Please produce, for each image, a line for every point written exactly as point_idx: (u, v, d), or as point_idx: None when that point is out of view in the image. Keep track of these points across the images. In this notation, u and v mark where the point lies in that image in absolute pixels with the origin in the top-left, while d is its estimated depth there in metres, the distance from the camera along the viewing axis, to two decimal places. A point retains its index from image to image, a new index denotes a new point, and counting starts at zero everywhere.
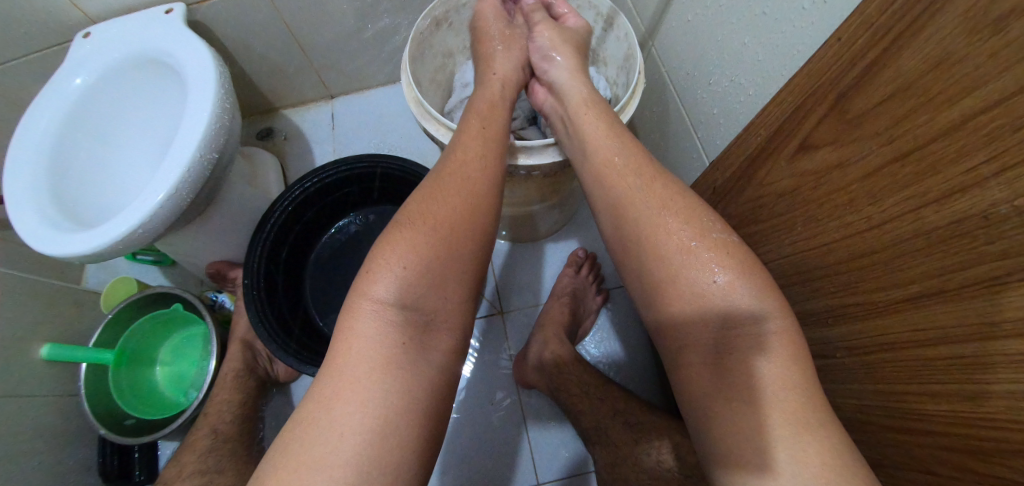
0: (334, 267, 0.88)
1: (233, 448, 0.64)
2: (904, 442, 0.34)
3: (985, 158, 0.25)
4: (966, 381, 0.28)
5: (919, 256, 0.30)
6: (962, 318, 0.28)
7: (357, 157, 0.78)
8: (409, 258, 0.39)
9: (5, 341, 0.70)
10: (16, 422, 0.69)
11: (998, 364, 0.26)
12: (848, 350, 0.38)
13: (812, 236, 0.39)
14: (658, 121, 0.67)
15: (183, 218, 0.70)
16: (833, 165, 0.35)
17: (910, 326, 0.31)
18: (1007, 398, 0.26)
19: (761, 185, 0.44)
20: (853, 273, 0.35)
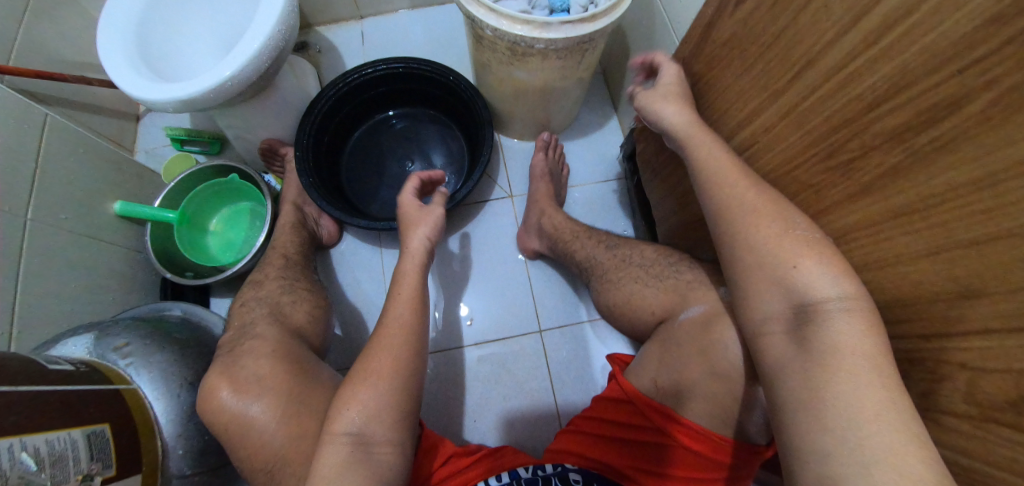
0: (366, 156, 1.03)
1: (302, 271, 0.80)
2: (797, 181, 0.55)
3: None
4: (830, 109, 0.48)
5: (803, 45, 0.50)
6: (827, 71, 0.48)
7: (389, 59, 0.93)
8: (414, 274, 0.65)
9: (84, 191, 0.82)
10: (98, 261, 0.81)
11: (845, 85, 0.46)
12: (766, 137, 0.58)
13: (744, 63, 0.59)
14: (644, 26, 0.88)
15: (254, 88, 0.83)
16: (754, 7, 0.55)
17: (800, 93, 0.51)
18: (849, 104, 0.46)
19: (711, 40, 0.64)
20: (768, 75, 0.55)
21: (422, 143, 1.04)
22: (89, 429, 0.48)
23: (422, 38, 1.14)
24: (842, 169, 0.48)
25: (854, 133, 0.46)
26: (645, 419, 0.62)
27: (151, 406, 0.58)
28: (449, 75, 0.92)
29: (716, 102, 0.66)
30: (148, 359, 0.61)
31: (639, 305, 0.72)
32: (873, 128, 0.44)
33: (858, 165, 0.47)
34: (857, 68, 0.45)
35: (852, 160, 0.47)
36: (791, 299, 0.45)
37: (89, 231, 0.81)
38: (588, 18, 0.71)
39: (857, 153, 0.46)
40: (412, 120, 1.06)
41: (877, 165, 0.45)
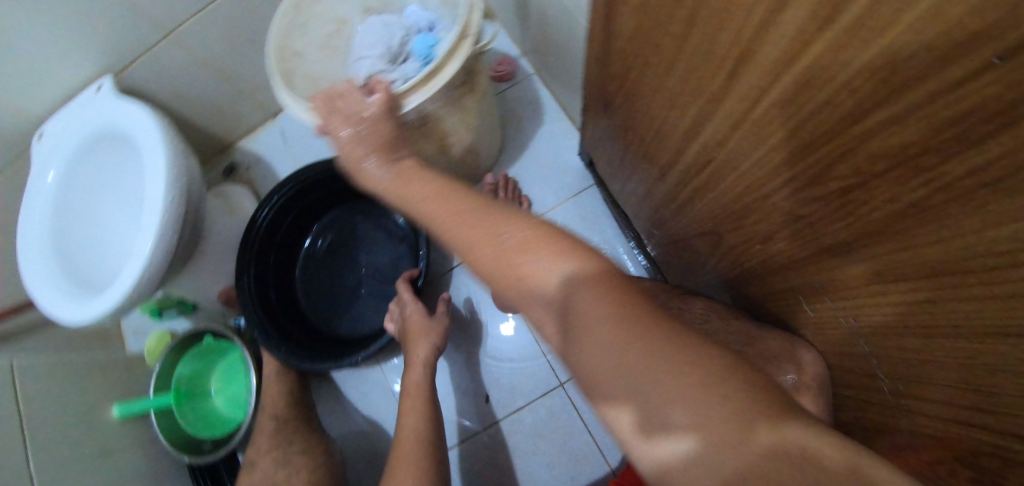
0: (321, 269, 0.94)
1: (297, 426, 0.75)
2: (778, 213, 0.38)
3: None
4: (788, 119, 0.32)
5: (722, 35, 0.33)
6: (767, 68, 0.31)
7: (293, 175, 0.85)
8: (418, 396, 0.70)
9: (82, 412, 0.82)
10: (120, 471, 0.81)
11: (799, 87, 0.29)
12: (723, 155, 0.41)
13: (664, 63, 0.42)
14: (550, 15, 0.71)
15: (181, 256, 0.78)
16: None
17: (744, 98, 0.35)
18: (812, 113, 0.29)
19: (616, 36, 0.49)
20: (697, 76, 0.39)
21: (372, 233, 0.94)
22: None
23: None
24: (833, 202, 0.32)
25: (834, 156, 0.29)
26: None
27: None
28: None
29: (652, 112, 0.50)
30: None
31: None
32: (859, 150, 0.27)
33: (855, 199, 0.30)
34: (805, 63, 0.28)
35: (842, 191, 0.30)
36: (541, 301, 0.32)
37: (98, 450, 0.80)
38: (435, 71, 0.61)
39: (845, 182, 0.30)
40: (348, 218, 0.96)
41: (883, 201, 0.28)
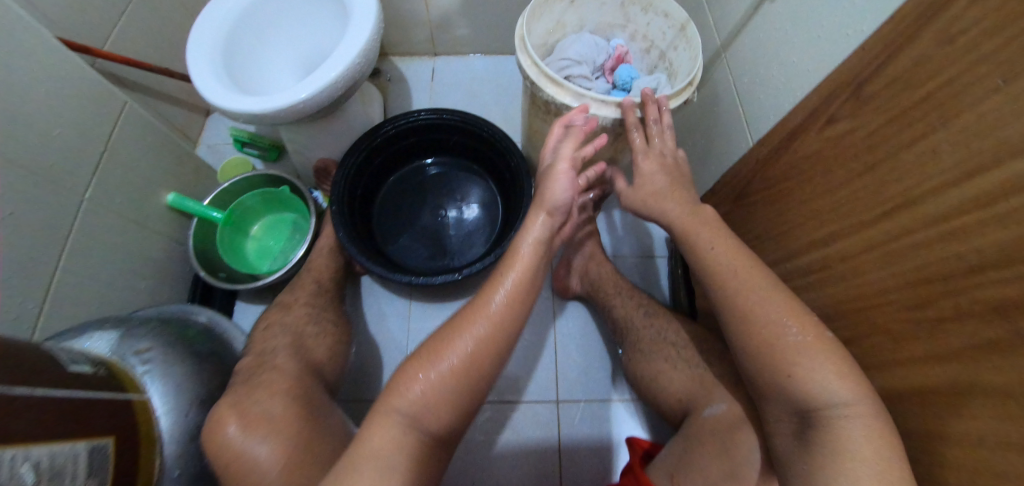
0: (405, 193, 1.02)
1: (330, 299, 0.79)
2: (896, 343, 0.48)
3: (995, 129, 0.38)
4: (960, 288, 0.41)
5: (939, 211, 0.43)
6: (965, 249, 0.41)
7: (430, 110, 0.93)
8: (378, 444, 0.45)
9: (144, 181, 0.83)
10: (139, 250, 0.82)
11: (985, 274, 0.39)
12: (866, 283, 0.51)
13: (851, 194, 0.53)
14: (723, 118, 0.84)
15: (326, 108, 0.84)
16: (839, 136, 0.55)
17: (926, 253, 0.44)
18: (988, 293, 0.39)
19: (798, 150, 0.62)
20: (886, 221, 0.49)
21: (460, 196, 1.02)
22: (92, 444, 0.46)
23: (491, 82, 1.11)
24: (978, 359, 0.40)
25: (988, 324, 0.39)
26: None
27: (156, 423, 0.56)
28: (494, 134, 0.91)
29: (808, 219, 0.60)
30: (165, 369, 0.60)
31: (666, 394, 0.70)
32: None
33: (999, 366, 0.38)
34: (1013, 254, 0.37)
35: (990, 352, 0.39)
36: (797, 406, 0.46)
37: (137, 219, 0.82)
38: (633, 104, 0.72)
39: (996, 349, 0.38)
40: (448, 171, 1.04)
41: None
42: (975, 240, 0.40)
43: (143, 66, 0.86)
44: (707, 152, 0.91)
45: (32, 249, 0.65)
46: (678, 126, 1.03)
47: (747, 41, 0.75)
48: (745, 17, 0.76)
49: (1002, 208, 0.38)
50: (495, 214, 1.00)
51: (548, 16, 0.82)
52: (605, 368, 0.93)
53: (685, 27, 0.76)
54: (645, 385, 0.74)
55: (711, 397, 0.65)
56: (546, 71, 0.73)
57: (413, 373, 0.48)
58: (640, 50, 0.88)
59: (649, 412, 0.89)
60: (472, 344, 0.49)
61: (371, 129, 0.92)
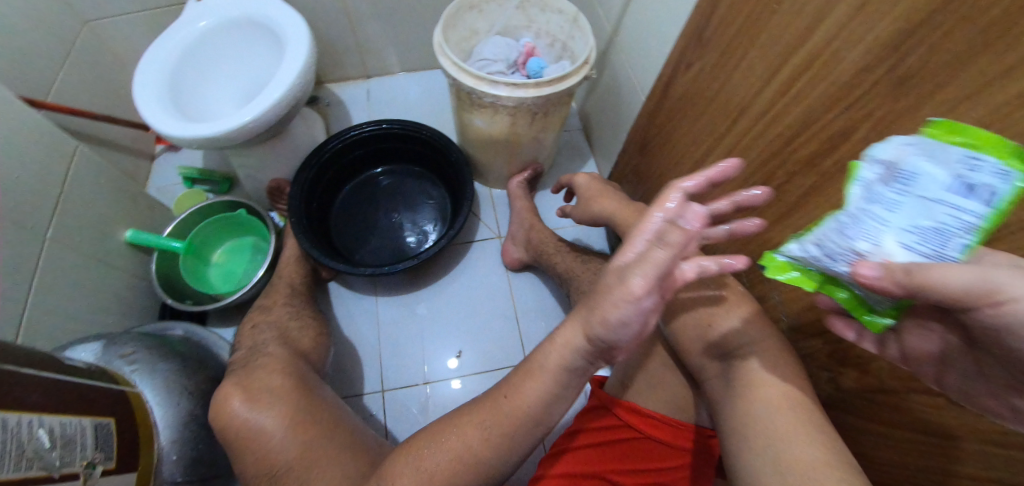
0: (358, 202, 1.12)
1: (303, 297, 0.85)
2: None
3: (795, 84, 0.53)
4: (804, 207, 0.54)
5: (778, 151, 0.57)
6: (799, 177, 0.54)
7: (370, 124, 1.05)
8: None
9: (103, 220, 0.87)
10: (103, 286, 0.84)
11: (814, 192, 0.53)
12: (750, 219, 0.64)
13: (724, 151, 0.67)
14: (622, 91, 1.00)
15: (274, 128, 0.92)
16: (696, 76, 0.70)
17: (778, 185, 0.58)
18: (820, 204, 0.52)
19: (673, 99, 0.77)
20: (750, 167, 0.62)
21: (409, 197, 1.13)
22: (97, 421, 0.51)
23: (422, 96, 1.24)
24: None
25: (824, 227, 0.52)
26: (620, 418, 0.68)
27: (152, 412, 0.61)
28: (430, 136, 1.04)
29: (701, 178, 0.73)
30: (151, 368, 0.64)
31: None
32: None
33: None
34: (827, 173, 0.50)
35: None
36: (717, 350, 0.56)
37: (99, 257, 0.84)
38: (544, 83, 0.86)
39: None
40: (395, 178, 1.15)
41: None
42: (803, 169, 0.53)
43: (90, 114, 0.91)
44: (614, 123, 1.07)
45: (4, 289, 0.68)
46: (590, 109, 1.19)
47: (626, 24, 0.93)
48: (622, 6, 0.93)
49: (812, 139, 0.51)
50: (445, 207, 1.12)
51: (462, 24, 0.97)
52: (564, 325, 1.04)
53: (576, 18, 0.93)
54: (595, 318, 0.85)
55: None
56: (464, 66, 0.86)
57: (405, 463, 0.52)
58: (546, 45, 1.04)
59: None
60: (473, 440, 0.51)
61: (318, 147, 1.02)
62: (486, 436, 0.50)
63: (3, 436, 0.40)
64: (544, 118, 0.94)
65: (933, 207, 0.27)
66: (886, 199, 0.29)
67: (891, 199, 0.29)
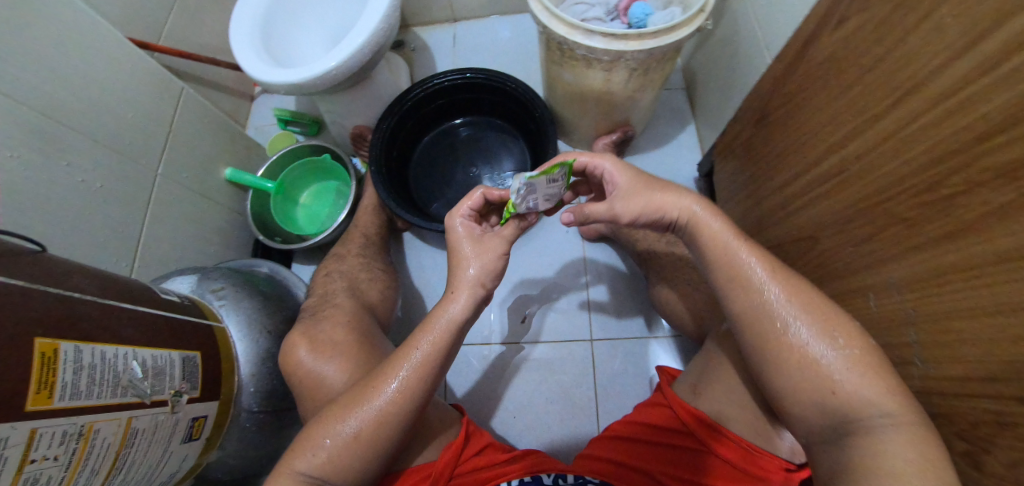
0: (437, 155, 1.09)
1: (375, 248, 0.87)
2: (933, 301, 0.47)
3: (1010, 65, 0.38)
4: (987, 236, 0.41)
5: (960, 155, 0.42)
6: (989, 195, 0.40)
7: (453, 72, 0.99)
8: (315, 456, 0.47)
9: (205, 158, 0.93)
10: (204, 220, 0.92)
11: (1010, 219, 0.39)
12: (896, 236, 0.50)
13: (874, 142, 0.52)
14: (742, 47, 0.83)
15: (357, 76, 0.90)
16: (849, 38, 0.54)
17: (950, 199, 0.44)
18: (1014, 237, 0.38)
19: (811, 63, 0.62)
20: (908, 169, 0.48)
21: (487, 153, 1.08)
22: (186, 355, 0.56)
23: (509, 42, 1.15)
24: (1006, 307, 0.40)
25: (1015, 268, 0.39)
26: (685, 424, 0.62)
27: (234, 347, 0.65)
28: (515, 88, 0.97)
29: (831, 172, 0.59)
30: (236, 304, 0.69)
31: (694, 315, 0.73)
32: None
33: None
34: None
35: (1018, 299, 0.38)
36: (825, 406, 0.48)
37: (201, 192, 0.92)
38: (646, 35, 0.74)
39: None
40: (475, 132, 1.10)
41: None
42: (998, 186, 0.39)
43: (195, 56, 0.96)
44: (727, 84, 0.90)
45: (123, 218, 0.76)
46: (699, 65, 1.02)
47: None
48: None
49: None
50: (525, 166, 1.06)
51: None
52: (639, 306, 0.97)
53: None
54: (674, 308, 0.76)
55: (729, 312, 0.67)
56: (558, 12, 0.76)
57: (328, 425, 0.48)
58: None
59: (679, 346, 0.92)
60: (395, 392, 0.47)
61: (401, 95, 0.99)
62: (405, 395, 0.47)
63: (103, 365, 0.45)
64: (642, 77, 0.81)
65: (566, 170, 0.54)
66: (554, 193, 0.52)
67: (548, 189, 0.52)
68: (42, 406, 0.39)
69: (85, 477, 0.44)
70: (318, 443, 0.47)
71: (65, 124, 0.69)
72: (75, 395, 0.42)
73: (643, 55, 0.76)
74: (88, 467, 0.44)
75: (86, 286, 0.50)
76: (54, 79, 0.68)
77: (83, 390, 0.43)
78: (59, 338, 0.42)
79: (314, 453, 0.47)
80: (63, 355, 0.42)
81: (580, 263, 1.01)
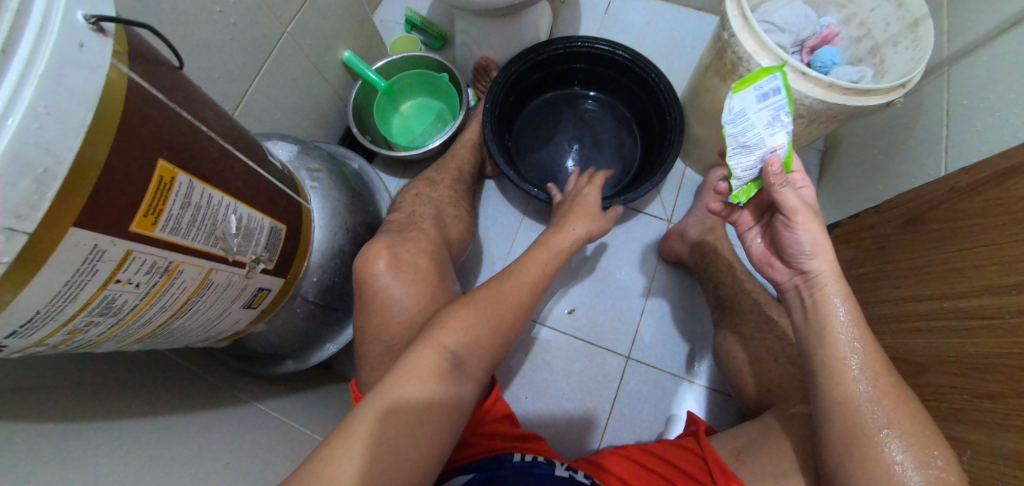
0: (549, 119, 1.04)
1: (466, 187, 0.84)
2: None
3: None
4: None
5: None
6: None
7: (605, 42, 0.92)
8: (416, 388, 0.50)
9: (331, 31, 0.91)
10: (310, 91, 0.90)
11: None
12: (1023, 405, 0.47)
13: None
14: (917, 137, 0.76)
15: (511, 8, 0.85)
16: None
17: None
18: None
19: (1010, 189, 0.55)
20: None
21: (599, 139, 1.03)
22: (274, 225, 0.54)
23: (662, 33, 1.08)
24: None
25: None
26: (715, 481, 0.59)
27: (313, 232, 0.64)
28: (658, 83, 0.90)
29: (979, 309, 0.54)
30: (326, 189, 0.68)
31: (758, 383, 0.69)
32: None
33: None
34: None
35: None
36: None
37: (317, 63, 0.90)
38: (832, 87, 0.67)
39: None
40: (597, 112, 1.04)
41: None
42: None
43: None
44: (878, 168, 0.84)
45: (246, 60, 0.75)
46: (850, 133, 0.95)
47: (986, 59, 0.67)
48: (994, 31, 0.67)
49: None
50: (630, 164, 1.02)
51: None
52: (689, 345, 0.93)
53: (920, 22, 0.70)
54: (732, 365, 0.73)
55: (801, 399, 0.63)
56: (754, 24, 0.69)
57: (420, 357, 0.52)
58: (850, 38, 0.81)
59: (714, 399, 0.90)
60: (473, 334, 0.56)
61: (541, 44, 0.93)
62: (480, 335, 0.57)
63: (205, 209, 0.45)
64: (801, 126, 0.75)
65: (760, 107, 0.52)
66: (779, 116, 0.52)
67: (773, 110, 0.52)
68: (144, 231, 0.39)
69: (155, 309, 0.44)
70: (417, 374, 0.51)
71: None
72: (175, 231, 0.42)
73: (818, 105, 0.70)
74: (160, 300, 0.44)
75: (214, 122, 0.48)
76: None
77: (183, 229, 0.43)
78: (179, 168, 0.42)
79: (418, 381, 0.50)
80: (178, 188, 0.42)
81: (648, 279, 0.97)
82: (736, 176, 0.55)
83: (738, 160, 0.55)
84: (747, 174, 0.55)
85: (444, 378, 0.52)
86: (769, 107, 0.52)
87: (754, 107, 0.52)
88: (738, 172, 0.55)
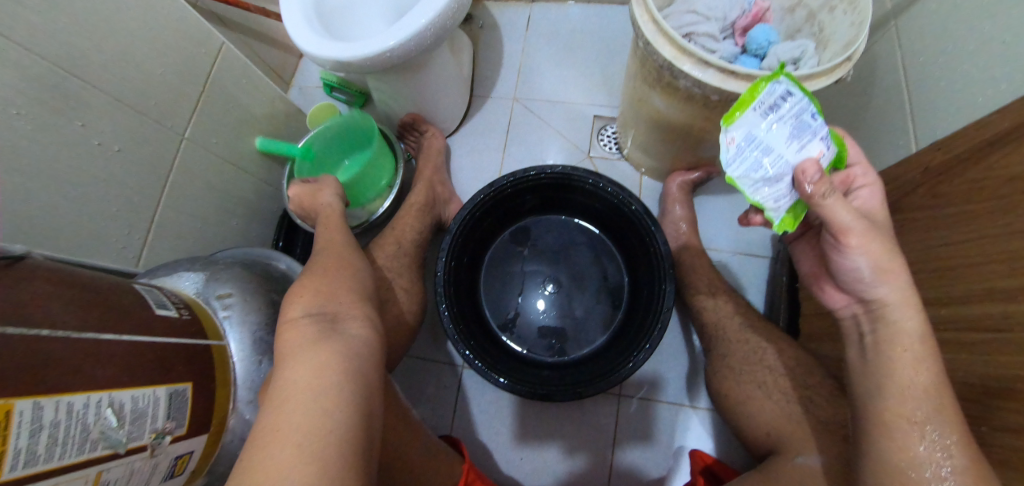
0: (514, 253, 0.96)
1: (407, 260, 0.79)
2: None
3: None
4: None
5: None
6: None
7: (556, 166, 0.83)
8: (283, 464, 0.36)
9: (237, 122, 0.86)
10: (226, 189, 0.85)
11: None
12: None
13: None
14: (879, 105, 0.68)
15: (414, 60, 0.79)
16: None
17: None
18: None
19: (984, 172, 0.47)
20: None
21: (573, 264, 0.95)
22: (174, 389, 0.49)
23: (591, 38, 1.01)
24: None
25: None
26: None
27: (232, 368, 0.59)
28: (625, 203, 0.81)
29: (975, 324, 0.46)
30: (243, 315, 0.63)
31: (750, 422, 0.62)
32: None
33: None
34: None
35: None
36: None
37: (229, 159, 0.85)
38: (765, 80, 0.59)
39: None
40: (561, 231, 0.97)
41: None
42: None
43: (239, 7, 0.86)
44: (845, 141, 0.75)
45: (139, 187, 0.70)
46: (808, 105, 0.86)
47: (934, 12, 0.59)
48: None
49: None
50: (615, 288, 0.94)
51: None
52: (683, 370, 0.87)
53: None
54: (723, 399, 0.66)
55: (798, 443, 0.55)
56: (666, 28, 0.62)
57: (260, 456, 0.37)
58: (783, 9, 0.73)
59: (718, 425, 0.83)
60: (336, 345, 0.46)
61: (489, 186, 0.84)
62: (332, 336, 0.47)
63: (67, 420, 0.38)
64: None
65: (775, 127, 0.42)
66: (801, 126, 0.42)
67: (792, 122, 0.42)
68: None
69: None
70: (287, 446, 0.37)
71: (80, 77, 0.61)
72: (31, 462, 0.36)
73: None
74: None
75: (68, 308, 0.43)
76: (69, 25, 0.59)
77: (42, 455, 0.36)
78: (14, 396, 0.35)
79: (281, 454, 0.37)
80: (19, 417, 0.35)
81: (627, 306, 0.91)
82: (770, 209, 0.43)
83: (763, 194, 0.43)
84: (782, 203, 0.42)
85: (335, 439, 0.39)
86: (790, 121, 0.42)
87: (763, 125, 0.42)
88: (769, 204, 0.43)
